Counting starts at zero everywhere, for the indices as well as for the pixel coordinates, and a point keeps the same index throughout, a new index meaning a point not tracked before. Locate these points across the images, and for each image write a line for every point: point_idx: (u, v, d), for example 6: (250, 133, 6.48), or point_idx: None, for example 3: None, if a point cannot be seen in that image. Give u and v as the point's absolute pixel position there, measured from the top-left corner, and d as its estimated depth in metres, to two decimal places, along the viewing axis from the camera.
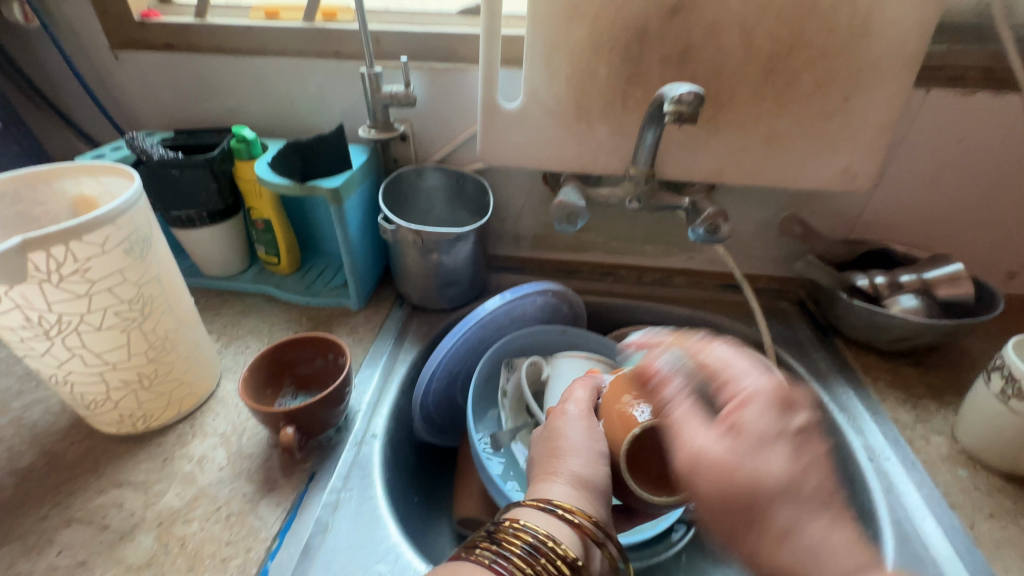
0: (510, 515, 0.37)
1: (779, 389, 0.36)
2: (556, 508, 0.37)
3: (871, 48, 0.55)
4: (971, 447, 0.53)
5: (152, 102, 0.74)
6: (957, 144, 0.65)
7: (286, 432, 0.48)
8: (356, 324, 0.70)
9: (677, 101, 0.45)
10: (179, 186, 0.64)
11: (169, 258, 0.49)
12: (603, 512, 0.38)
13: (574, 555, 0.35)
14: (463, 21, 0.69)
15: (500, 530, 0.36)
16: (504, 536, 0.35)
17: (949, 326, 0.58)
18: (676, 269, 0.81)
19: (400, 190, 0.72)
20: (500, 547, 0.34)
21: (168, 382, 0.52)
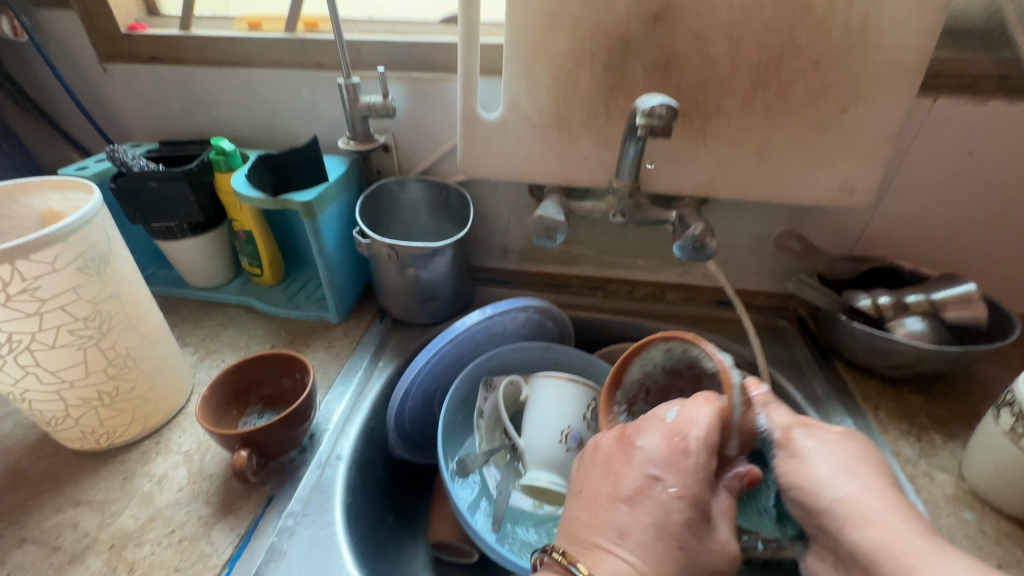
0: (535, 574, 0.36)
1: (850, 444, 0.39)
2: (579, 569, 0.34)
3: (868, 57, 0.52)
4: (978, 488, 0.49)
5: (140, 113, 0.75)
6: (969, 156, 0.60)
7: (240, 454, 0.46)
8: (335, 338, 0.68)
9: (649, 114, 0.43)
10: (158, 198, 0.63)
11: (133, 273, 0.49)
12: None
13: None
14: (445, 31, 0.67)
15: None
16: None
17: (956, 353, 0.53)
18: (669, 284, 0.78)
19: (382, 202, 0.70)
20: None
21: (132, 399, 0.51)
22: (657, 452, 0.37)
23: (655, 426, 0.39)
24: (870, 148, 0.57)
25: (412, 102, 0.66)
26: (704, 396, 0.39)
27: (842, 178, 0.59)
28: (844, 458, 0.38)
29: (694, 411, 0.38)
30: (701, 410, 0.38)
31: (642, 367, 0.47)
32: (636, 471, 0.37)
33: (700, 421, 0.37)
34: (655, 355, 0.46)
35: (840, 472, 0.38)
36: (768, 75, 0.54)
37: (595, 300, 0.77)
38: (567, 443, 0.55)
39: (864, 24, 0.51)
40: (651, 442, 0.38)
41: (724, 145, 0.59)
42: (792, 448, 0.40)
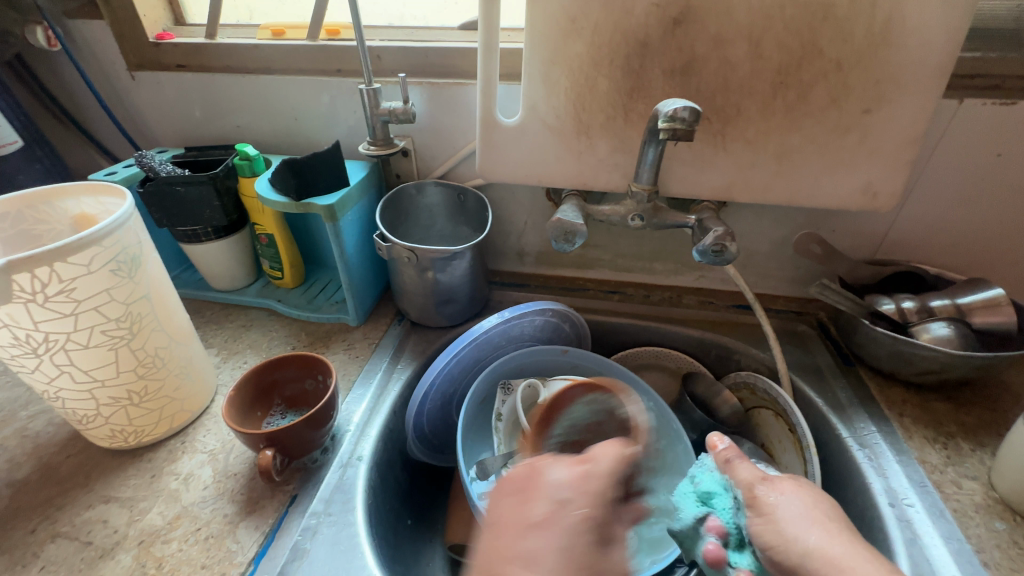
0: None
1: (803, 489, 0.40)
2: None
3: (891, 59, 0.52)
4: (1009, 497, 0.48)
5: (166, 120, 0.77)
6: (995, 158, 0.59)
7: (265, 454, 0.47)
8: (354, 339, 0.69)
9: (672, 117, 0.43)
10: (184, 202, 0.65)
11: (162, 275, 0.50)
12: None
13: None
14: (464, 36, 0.68)
15: None
16: None
17: (984, 359, 0.52)
18: (686, 288, 0.78)
19: (402, 206, 0.71)
20: None
21: (159, 398, 0.52)
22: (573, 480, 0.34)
23: (564, 458, 0.36)
24: (893, 150, 0.56)
25: (431, 107, 0.67)
26: (615, 440, 0.38)
27: (864, 181, 0.58)
28: (809, 508, 0.38)
29: (601, 448, 0.37)
30: (610, 448, 0.37)
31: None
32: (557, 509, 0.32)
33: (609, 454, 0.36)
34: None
35: (805, 521, 0.37)
36: (789, 77, 0.54)
37: (611, 304, 0.77)
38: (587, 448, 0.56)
39: (888, 26, 0.50)
40: (560, 471, 0.34)
41: (744, 149, 0.59)
42: (757, 505, 0.39)
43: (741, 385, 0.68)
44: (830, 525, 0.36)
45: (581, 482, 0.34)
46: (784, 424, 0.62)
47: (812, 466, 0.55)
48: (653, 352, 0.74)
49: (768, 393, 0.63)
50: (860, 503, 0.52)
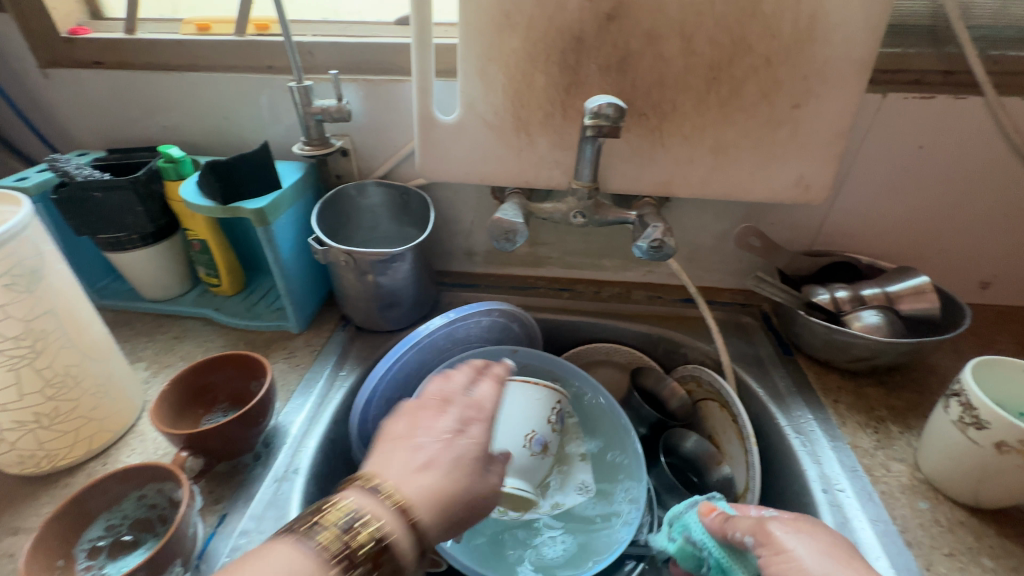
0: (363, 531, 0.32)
1: (801, 520, 0.39)
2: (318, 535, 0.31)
3: (817, 54, 0.53)
4: (932, 477, 0.50)
5: (86, 121, 0.72)
6: (918, 150, 0.62)
7: (180, 455, 0.46)
8: (295, 347, 0.67)
9: (596, 114, 0.42)
10: (103, 209, 0.61)
11: (70, 288, 0.47)
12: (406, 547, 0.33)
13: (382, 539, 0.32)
14: (399, 31, 0.66)
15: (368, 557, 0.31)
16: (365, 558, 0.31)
17: (910, 345, 0.54)
18: (635, 283, 0.78)
19: (342, 208, 0.69)
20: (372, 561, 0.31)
21: (73, 419, 0.49)
22: (393, 443, 0.38)
23: (451, 412, 0.40)
24: (823, 144, 0.57)
25: (369, 105, 0.65)
26: (486, 375, 0.44)
27: (796, 175, 0.60)
28: (826, 546, 0.37)
29: (483, 390, 0.42)
30: (488, 388, 0.42)
31: (102, 525, 0.42)
32: (426, 430, 0.38)
33: (437, 417, 0.39)
34: (126, 508, 0.43)
35: (829, 558, 0.35)
36: (721, 73, 0.55)
37: (561, 302, 0.77)
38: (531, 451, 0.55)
39: (812, 22, 0.51)
40: (444, 421, 0.39)
41: (681, 144, 0.59)
42: (773, 543, 0.38)
43: (688, 377, 0.69)
44: (851, 562, 0.35)
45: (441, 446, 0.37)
46: (728, 416, 0.62)
47: (753, 456, 0.57)
48: (604, 348, 0.74)
49: (712, 386, 0.65)
50: (797, 489, 0.53)
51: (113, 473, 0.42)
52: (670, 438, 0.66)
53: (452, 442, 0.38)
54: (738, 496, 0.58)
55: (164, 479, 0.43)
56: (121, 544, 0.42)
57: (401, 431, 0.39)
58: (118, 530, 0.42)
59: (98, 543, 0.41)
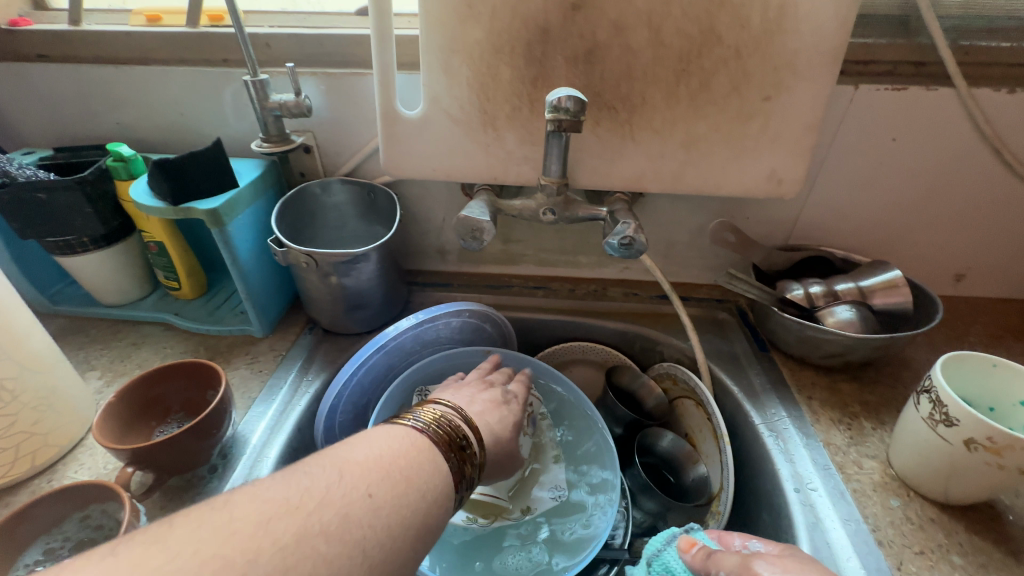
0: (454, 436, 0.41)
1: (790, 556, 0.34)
2: (424, 426, 0.40)
3: (787, 45, 0.51)
4: (904, 473, 0.49)
5: (33, 117, 0.68)
6: (891, 142, 0.61)
7: (125, 471, 0.44)
8: (258, 352, 0.64)
9: (556, 108, 0.41)
10: (48, 210, 0.58)
11: (2, 296, 0.44)
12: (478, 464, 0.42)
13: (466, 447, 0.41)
14: (362, 23, 0.63)
15: (462, 453, 0.40)
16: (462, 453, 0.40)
17: (882, 340, 0.54)
18: (611, 280, 0.77)
19: (305, 207, 0.66)
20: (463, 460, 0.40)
21: (11, 435, 0.46)
22: (454, 394, 0.50)
23: (490, 394, 0.52)
24: (795, 137, 0.56)
25: (331, 100, 0.63)
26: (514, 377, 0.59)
27: (769, 168, 0.58)
28: None
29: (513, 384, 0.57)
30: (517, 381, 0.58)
31: (43, 547, 0.39)
32: (485, 394, 0.52)
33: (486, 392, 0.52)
34: (68, 529, 0.40)
35: None
36: (691, 65, 0.53)
37: (536, 300, 0.75)
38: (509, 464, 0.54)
39: (781, 12, 0.50)
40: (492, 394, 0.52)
41: (651, 138, 0.58)
42: None
43: (664, 375, 0.68)
44: None
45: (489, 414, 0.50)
46: (704, 414, 0.62)
47: (725, 455, 0.56)
48: (579, 347, 0.73)
49: (688, 384, 0.64)
50: (770, 489, 0.52)
51: (48, 494, 0.38)
52: (645, 438, 0.66)
53: (496, 406, 0.51)
54: (713, 496, 0.57)
55: (108, 499, 0.40)
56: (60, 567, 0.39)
57: (456, 390, 0.51)
58: (58, 553, 0.40)
59: (36, 568, 0.38)
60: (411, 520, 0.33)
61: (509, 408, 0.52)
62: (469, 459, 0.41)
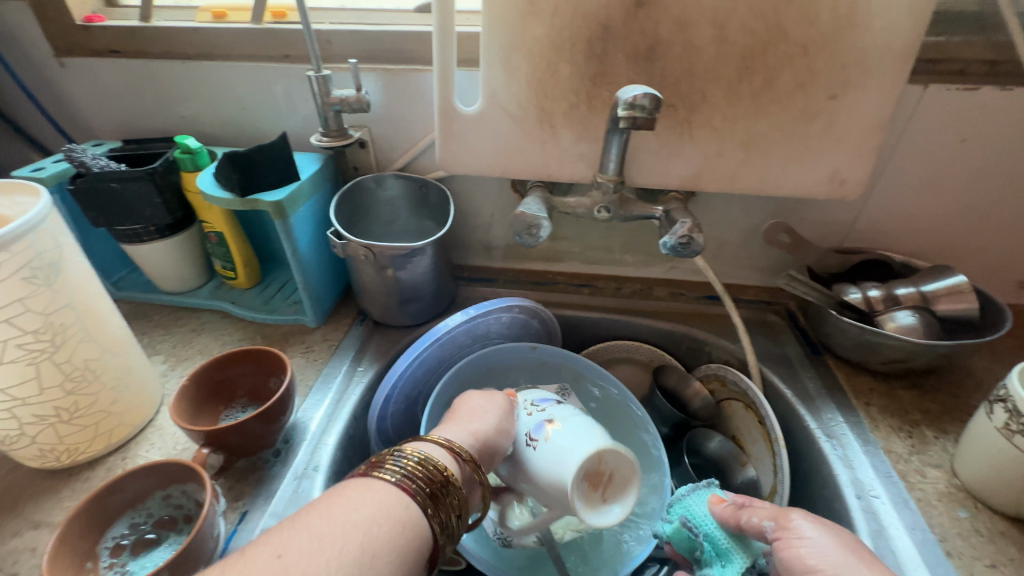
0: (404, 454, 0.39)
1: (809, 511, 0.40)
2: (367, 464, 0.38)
3: (857, 43, 0.50)
4: (971, 485, 0.48)
5: (102, 110, 0.71)
6: (959, 144, 0.59)
7: (201, 452, 0.45)
8: (312, 342, 0.66)
9: (631, 105, 0.41)
10: (120, 199, 0.60)
11: (89, 281, 0.46)
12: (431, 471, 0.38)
13: (414, 462, 0.38)
14: (419, 20, 0.64)
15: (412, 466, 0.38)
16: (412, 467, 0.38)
17: (948, 348, 0.52)
18: (657, 280, 0.77)
19: (360, 200, 0.68)
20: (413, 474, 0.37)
21: (93, 413, 0.48)
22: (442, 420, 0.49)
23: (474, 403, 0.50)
24: (860, 137, 0.55)
25: (387, 96, 0.64)
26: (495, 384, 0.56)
27: (830, 170, 0.57)
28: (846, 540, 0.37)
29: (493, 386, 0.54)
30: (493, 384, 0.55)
31: (128, 522, 0.42)
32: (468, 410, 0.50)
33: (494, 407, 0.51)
34: (151, 506, 0.43)
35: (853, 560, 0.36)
36: (754, 62, 0.52)
37: (581, 298, 0.76)
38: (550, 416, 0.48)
39: (853, 8, 0.49)
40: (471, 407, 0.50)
41: (710, 137, 0.57)
42: (795, 529, 0.38)
43: (711, 376, 0.68)
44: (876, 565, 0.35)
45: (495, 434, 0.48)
46: (754, 416, 0.61)
47: (780, 459, 0.55)
48: (624, 346, 0.73)
49: (738, 385, 0.63)
50: (828, 494, 0.52)
51: (133, 470, 0.41)
52: (693, 438, 0.66)
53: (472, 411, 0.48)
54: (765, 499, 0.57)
55: (188, 481, 0.43)
56: (143, 541, 0.41)
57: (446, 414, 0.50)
58: (141, 528, 0.42)
59: (122, 541, 0.41)
60: (339, 555, 0.30)
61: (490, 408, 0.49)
62: (419, 474, 0.37)
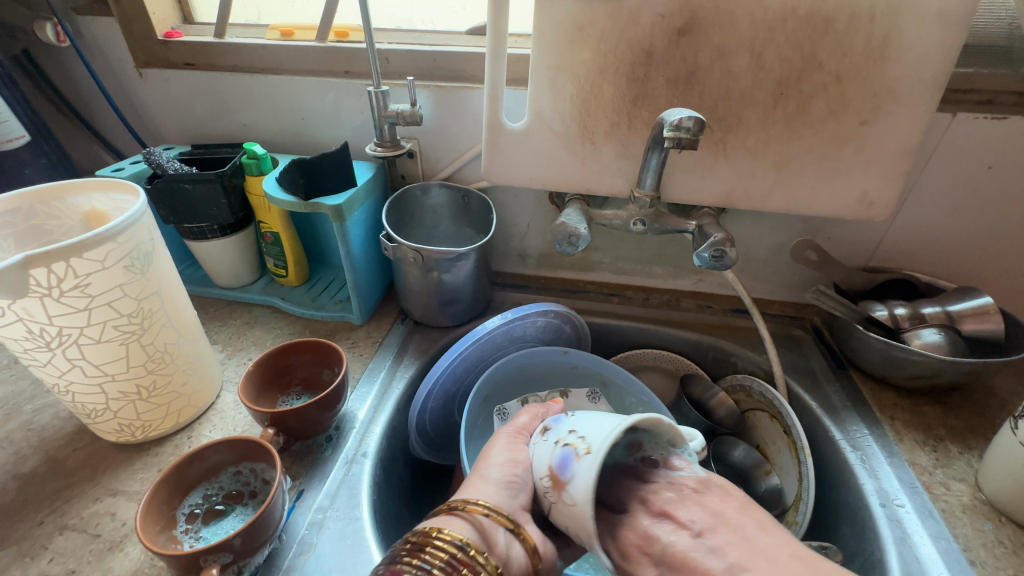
0: (412, 541, 0.37)
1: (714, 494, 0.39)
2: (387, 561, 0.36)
3: (888, 73, 0.53)
4: (995, 499, 0.49)
5: (172, 117, 0.77)
6: (986, 170, 0.61)
7: (267, 432, 0.49)
8: (357, 338, 0.70)
9: (677, 127, 0.44)
10: (191, 199, 0.65)
11: (172, 273, 0.51)
12: (434, 558, 0.35)
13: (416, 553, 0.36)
14: (471, 41, 0.69)
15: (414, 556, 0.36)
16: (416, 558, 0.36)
17: (974, 366, 0.54)
18: (684, 292, 0.80)
19: (406, 207, 0.72)
20: (421, 562, 0.35)
21: (166, 393, 0.52)
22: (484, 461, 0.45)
23: (508, 442, 0.47)
24: (889, 161, 0.58)
25: (438, 111, 0.68)
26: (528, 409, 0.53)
27: (858, 191, 0.60)
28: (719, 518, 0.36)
29: (525, 417, 0.51)
30: (525, 416, 0.51)
31: (202, 493, 0.46)
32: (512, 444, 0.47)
33: (500, 448, 0.46)
34: (223, 480, 0.47)
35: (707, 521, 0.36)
36: (789, 89, 0.56)
37: (611, 306, 0.79)
38: (546, 475, 0.40)
39: (885, 41, 0.52)
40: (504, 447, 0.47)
41: (744, 157, 0.60)
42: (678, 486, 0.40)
43: (737, 387, 0.69)
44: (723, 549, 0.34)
45: (510, 475, 0.44)
46: (779, 426, 0.63)
47: (806, 467, 0.57)
48: (651, 354, 0.75)
49: (763, 396, 0.65)
50: (853, 502, 0.54)
51: (215, 442, 0.46)
52: (720, 446, 0.68)
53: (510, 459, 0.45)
54: (788, 506, 0.59)
55: (259, 459, 0.48)
56: (214, 511, 0.45)
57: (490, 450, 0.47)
58: (213, 499, 0.46)
59: (196, 509, 0.45)
60: None
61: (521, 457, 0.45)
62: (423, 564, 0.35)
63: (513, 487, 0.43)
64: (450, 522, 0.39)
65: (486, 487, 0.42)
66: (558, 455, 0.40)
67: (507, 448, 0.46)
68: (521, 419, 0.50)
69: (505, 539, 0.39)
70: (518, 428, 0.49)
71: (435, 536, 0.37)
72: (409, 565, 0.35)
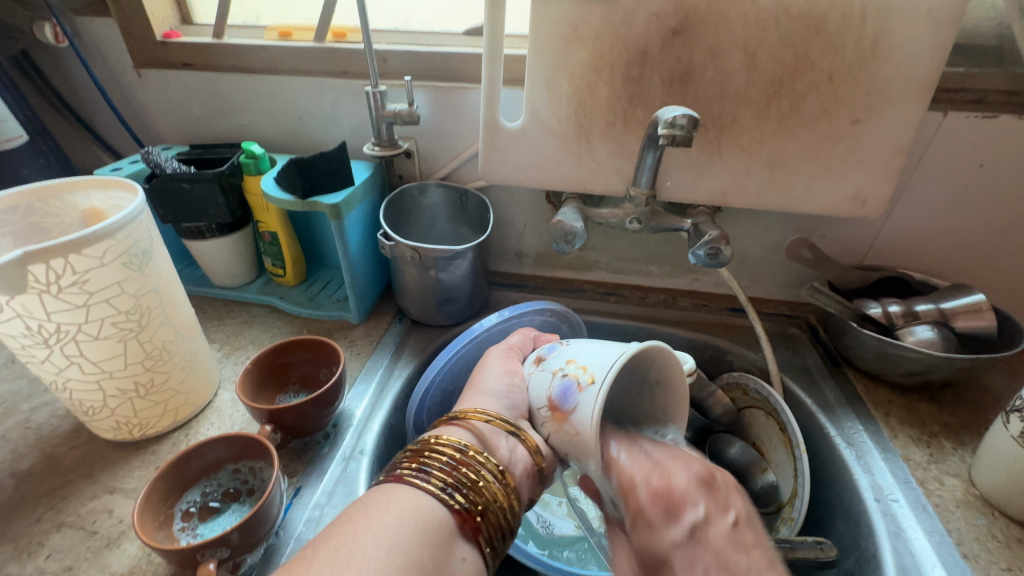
0: (413, 448, 0.40)
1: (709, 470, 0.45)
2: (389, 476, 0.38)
3: (880, 72, 0.54)
4: (988, 493, 0.50)
5: (170, 117, 0.78)
6: (978, 169, 0.62)
7: (264, 429, 0.49)
8: (355, 336, 0.70)
9: (671, 124, 0.45)
10: (189, 199, 0.65)
11: (170, 270, 0.51)
12: (438, 457, 0.39)
13: (418, 458, 0.39)
14: (468, 42, 0.70)
15: (416, 458, 0.39)
16: (419, 461, 0.39)
17: (967, 362, 0.54)
18: (680, 291, 0.80)
19: (404, 206, 0.72)
20: (423, 464, 0.38)
21: (164, 391, 0.53)
22: (485, 378, 0.48)
23: (503, 360, 0.50)
24: (882, 159, 0.58)
25: (435, 110, 0.69)
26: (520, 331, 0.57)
27: (852, 190, 0.61)
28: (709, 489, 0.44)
29: (518, 338, 0.54)
30: (518, 336, 0.55)
31: (200, 490, 0.46)
32: (508, 360, 0.51)
33: (496, 362, 0.50)
34: (221, 477, 0.47)
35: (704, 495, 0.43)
36: (783, 88, 0.56)
37: (608, 306, 0.79)
38: (546, 406, 0.43)
39: (877, 41, 0.52)
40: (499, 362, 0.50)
41: (738, 156, 0.61)
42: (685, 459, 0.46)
43: (733, 385, 0.69)
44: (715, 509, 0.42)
45: (509, 385, 0.47)
46: (775, 424, 0.63)
47: (802, 464, 0.57)
48: None
49: (759, 393, 0.65)
50: (847, 498, 0.54)
51: (214, 438, 0.46)
52: (715, 443, 0.70)
53: (508, 374, 0.48)
54: (783, 503, 0.60)
55: (257, 457, 0.48)
56: (211, 509, 0.45)
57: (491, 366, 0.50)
58: (211, 496, 0.46)
59: (192, 507, 0.45)
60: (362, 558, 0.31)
61: (518, 372, 0.49)
62: (425, 467, 0.38)
63: (511, 399, 0.46)
64: (450, 431, 0.43)
65: (485, 400, 0.46)
66: (558, 386, 0.42)
67: (505, 365, 0.49)
68: (515, 338, 0.54)
69: (507, 446, 0.42)
70: (512, 350, 0.52)
71: (434, 441, 0.41)
72: (412, 469, 0.38)
